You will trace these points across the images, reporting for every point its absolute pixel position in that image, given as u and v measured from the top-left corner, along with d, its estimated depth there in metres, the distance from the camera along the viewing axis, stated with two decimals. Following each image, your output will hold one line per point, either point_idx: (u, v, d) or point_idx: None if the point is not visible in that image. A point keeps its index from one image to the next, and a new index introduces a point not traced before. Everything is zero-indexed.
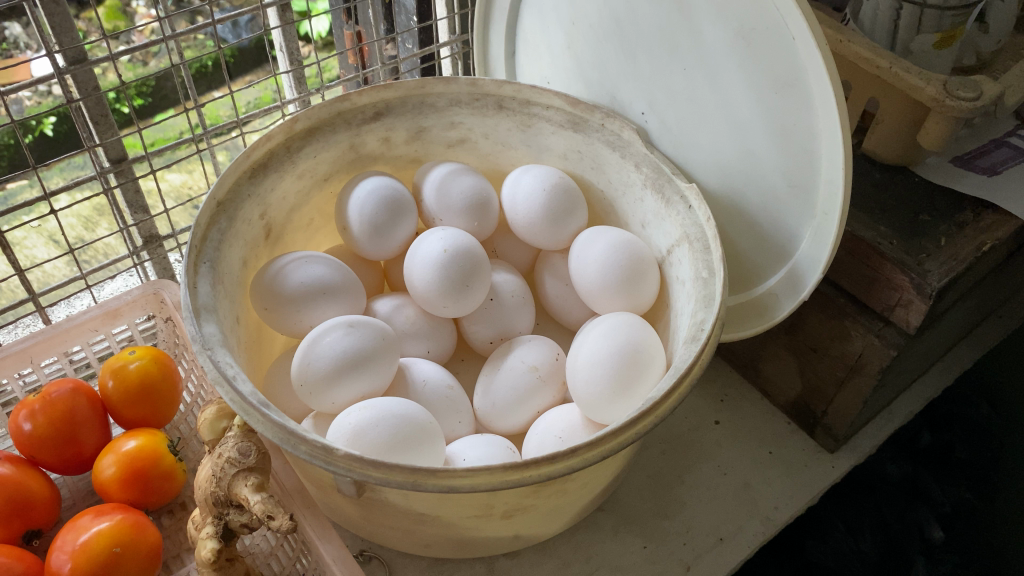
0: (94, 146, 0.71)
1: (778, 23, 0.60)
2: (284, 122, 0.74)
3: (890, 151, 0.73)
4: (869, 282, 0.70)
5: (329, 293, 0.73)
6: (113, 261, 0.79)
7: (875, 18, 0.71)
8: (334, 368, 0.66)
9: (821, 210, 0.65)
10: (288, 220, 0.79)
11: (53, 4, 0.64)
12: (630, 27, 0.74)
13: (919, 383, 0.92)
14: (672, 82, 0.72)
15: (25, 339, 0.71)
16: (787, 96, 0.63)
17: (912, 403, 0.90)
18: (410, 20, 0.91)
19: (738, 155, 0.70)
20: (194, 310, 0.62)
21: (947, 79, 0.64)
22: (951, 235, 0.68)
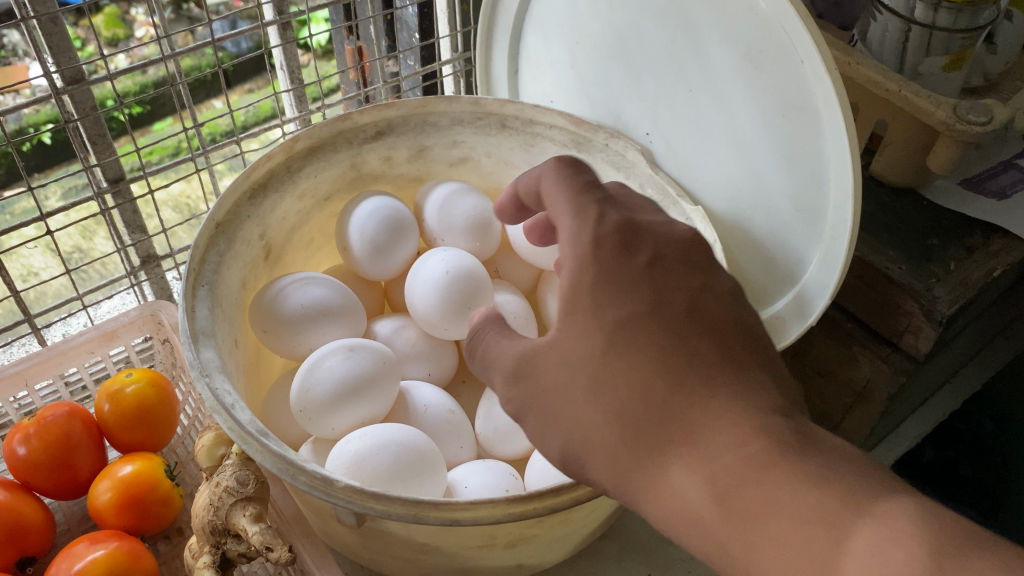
0: (91, 166, 0.70)
1: (786, 46, 0.59)
2: (284, 142, 0.73)
3: (899, 173, 0.72)
4: (878, 306, 0.69)
5: (330, 316, 0.72)
6: (110, 281, 0.78)
7: (883, 39, 0.70)
8: (334, 393, 0.65)
9: (829, 235, 0.64)
10: (288, 239, 0.79)
11: (51, 23, 0.63)
12: (635, 47, 0.73)
13: (930, 403, 0.92)
14: (678, 103, 0.71)
15: (20, 361, 0.70)
16: (795, 119, 0.62)
17: (920, 425, 0.90)
18: (411, 37, 0.91)
19: (746, 177, 0.69)
20: (192, 335, 0.61)
21: (957, 103, 0.63)
22: (961, 259, 0.68)
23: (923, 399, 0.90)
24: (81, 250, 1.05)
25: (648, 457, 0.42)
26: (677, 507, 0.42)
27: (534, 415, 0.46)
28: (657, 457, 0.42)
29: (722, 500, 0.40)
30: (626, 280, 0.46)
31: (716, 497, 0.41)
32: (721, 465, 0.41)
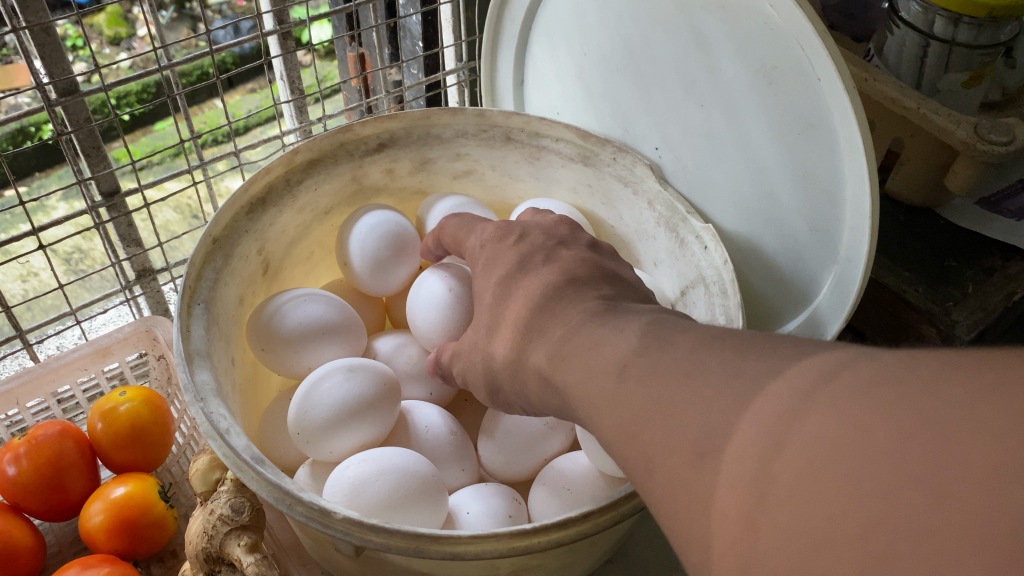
0: (85, 179, 0.68)
1: (802, 62, 0.57)
2: (284, 154, 0.71)
3: (915, 192, 0.70)
4: (894, 328, 0.69)
5: (328, 333, 0.71)
6: (104, 296, 0.76)
7: (900, 54, 0.68)
8: (332, 417, 0.64)
9: (844, 256, 0.61)
10: (287, 254, 0.77)
11: (43, 34, 0.61)
12: (644, 60, 0.71)
13: None
14: (687, 117, 0.69)
15: (11, 379, 0.68)
16: (809, 137, 0.60)
17: None
18: (415, 46, 0.89)
19: (757, 194, 0.67)
20: (186, 356, 0.59)
21: (978, 121, 0.61)
22: (979, 282, 0.66)
23: None
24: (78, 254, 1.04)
25: (518, 354, 0.48)
26: (540, 384, 0.46)
27: (473, 377, 0.56)
28: (520, 351, 0.48)
29: (550, 356, 0.44)
30: (492, 253, 0.58)
31: (548, 355, 0.44)
32: (554, 334, 0.45)
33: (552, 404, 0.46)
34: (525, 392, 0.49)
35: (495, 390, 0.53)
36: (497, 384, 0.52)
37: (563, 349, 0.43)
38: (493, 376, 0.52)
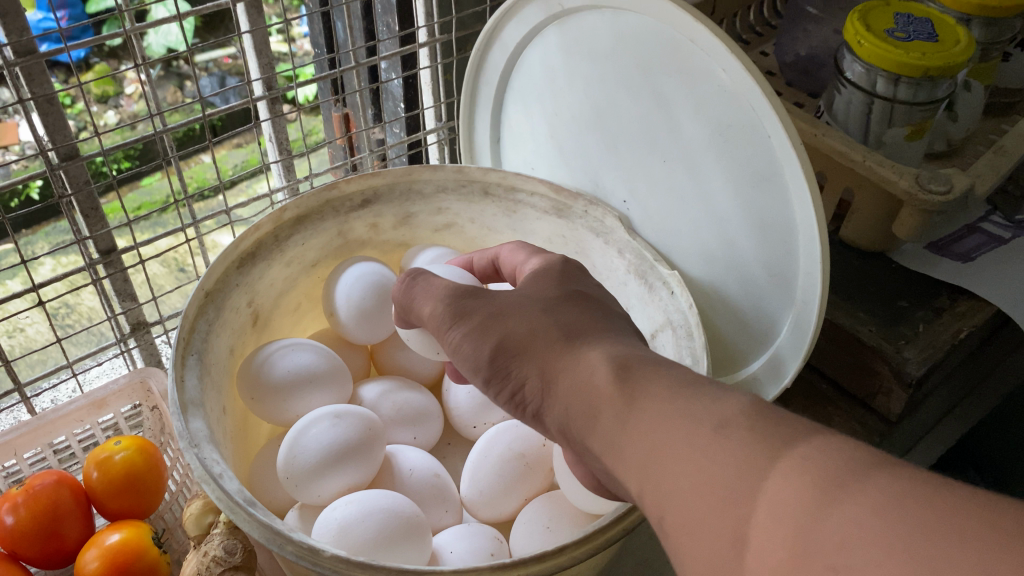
0: (84, 239, 0.72)
1: (754, 122, 0.62)
2: (273, 212, 0.75)
3: (867, 238, 0.75)
4: (852, 368, 0.72)
5: (317, 383, 0.74)
6: (99, 350, 0.79)
7: (848, 112, 0.73)
8: (321, 462, 0.67)
9: (801, 300, 0.65)
10: (275, 306, 0.80)
11: (47, 104, 0.65)
12: (611, 119, 0.76)
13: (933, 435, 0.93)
14: (653, 172, 0.74)
15: (10, 431, 0.71)
16: (764, 189, 0.64)
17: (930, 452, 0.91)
18: (397, 107, 0.94)
19: (719, 243, 0.71)
20: (181, 405, 0.62)
21: (919, 172, 0.66)
22: (929, 321, 0.70)
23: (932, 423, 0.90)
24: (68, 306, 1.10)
25: (557, 358, 0.48)
26: (571, 393, 0.46)
27: (464, 338, 0.52)
28: (566, 360, 0.48)
29: (616, 375, 0.44)
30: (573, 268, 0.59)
31: (613, 373, 0.45)
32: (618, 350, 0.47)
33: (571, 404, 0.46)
34: (545, 393, 0.48)
35: (490, 366, 0.50)
36: (499, 366, 0.50)
37: (635, 372, 0.44)
38: (498, 359, 0.50)
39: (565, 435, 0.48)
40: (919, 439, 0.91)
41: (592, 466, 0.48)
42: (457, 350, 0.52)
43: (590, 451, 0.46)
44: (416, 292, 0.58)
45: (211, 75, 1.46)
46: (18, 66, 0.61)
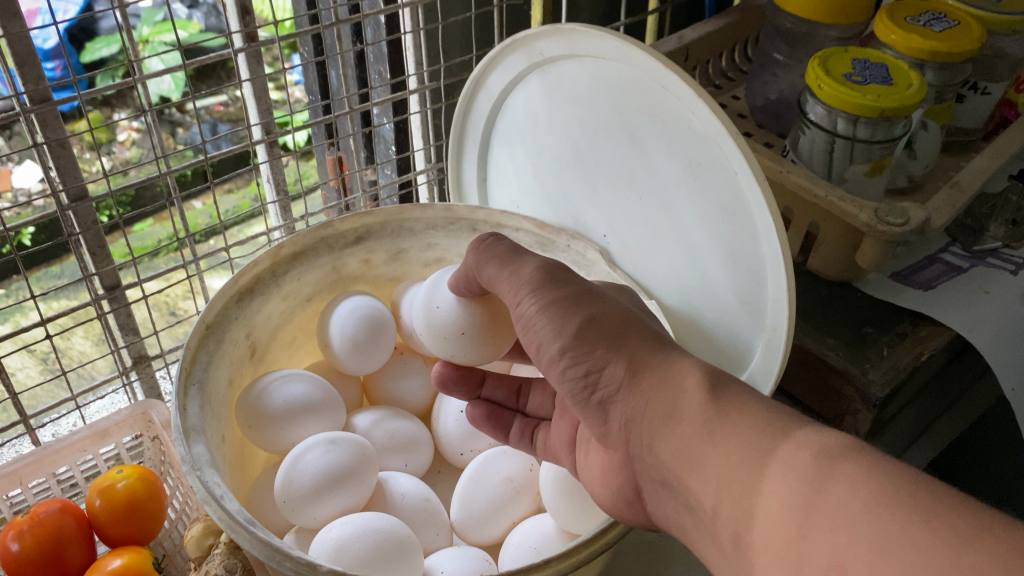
0: (91, 275, 0.76)
1: (721, 160, 0.66)
2: (270, 248, 0.79)
3: (833, 269, 0.79)
4: (821, 391, 0.76)
5: (312, 411, 0.77)
6: (101, 382, 0.82)
7: (812, 150, 0.78)
8: (317, 485, 0.70)
9: (770, 326, 0.69)
10: (272, 338, 0.83)
11: (60, 148, 0.69)
12: (590, 159, 0.80)
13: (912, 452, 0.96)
14: (631, 208, 0.79)
15: (16, 460, 0.74)
16: (733, 223, 0.68)
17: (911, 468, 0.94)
18: (388, 149, 0.99)
19: (694, 274, 0.75)
20: (183, 431, 0.65)
21: (878, 206, 0.70)
22: (892, 345, 0.75)
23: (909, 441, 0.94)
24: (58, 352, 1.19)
25: (645, 355, 0.55)
26: (653, 388, 0.53)
27: (551, 313, 0.57)
28: (658, 358, 0.54)
29: (708, 386, 0.51)
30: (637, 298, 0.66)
31: (705, 383, 0.51)
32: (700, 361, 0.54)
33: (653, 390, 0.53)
34: (628, 378, 0.54)
35: (576, 344, 0.56)
36: (583, 346, 0.55)
37: (726, 387, 0.50)
38: (587, 340, 0.56)
39: (630, 419, 0.55)
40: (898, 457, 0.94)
41: (643, 454, 0.55)
42: (538, 323, 0.58)
43: (655, 443, 0.53)
44: (510, 264, 0.62)
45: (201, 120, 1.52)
46: (34, 113, 0.65)
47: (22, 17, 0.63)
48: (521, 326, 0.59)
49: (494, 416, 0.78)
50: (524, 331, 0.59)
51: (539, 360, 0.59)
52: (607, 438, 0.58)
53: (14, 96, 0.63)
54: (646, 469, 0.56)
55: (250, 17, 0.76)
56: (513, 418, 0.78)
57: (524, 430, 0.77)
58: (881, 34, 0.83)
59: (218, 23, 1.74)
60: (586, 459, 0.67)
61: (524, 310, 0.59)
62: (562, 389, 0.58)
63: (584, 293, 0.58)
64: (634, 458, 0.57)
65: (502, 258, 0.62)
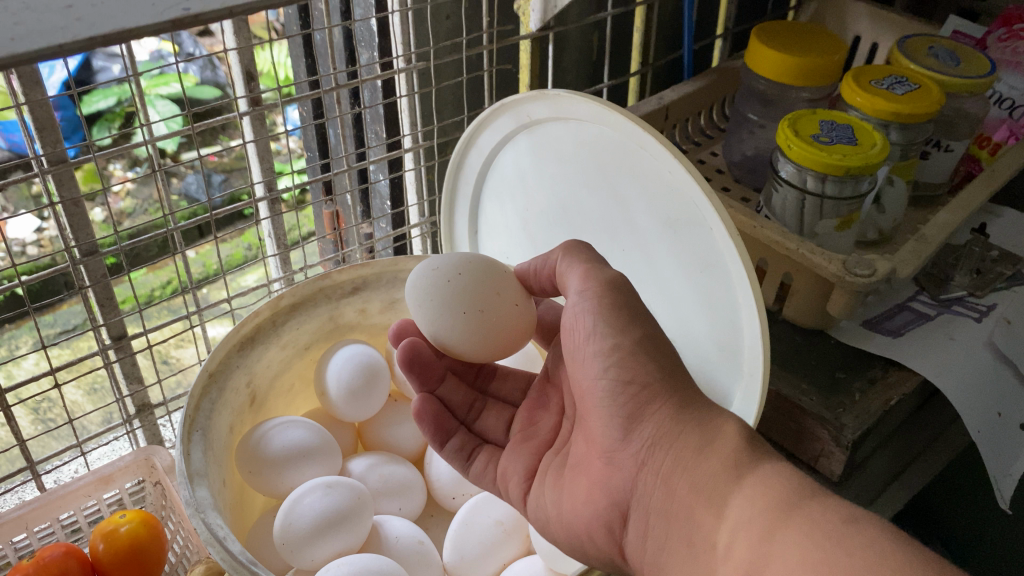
0: (99, 326, 0.79)
1: (698, 216, 0.71)
2: (270, 299, 0.83)
3: (807, 317, 0.83)
4: (796, 434, 0.79)
5: (310, 456, 0.80)
6: (106, 429, 0.85)
7: (784, 206, 0.83)
8: (315, 527, 0.72)
9: (745, 372, 0.73)
10: (271, 386, 0.87)
11: (74, 206, 0.73)
12: (576, 214, 0.85)
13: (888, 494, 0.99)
14: (615, 261, 0.83)
15: (22, 505, 0.76)
16: (709, 275, 0.72)
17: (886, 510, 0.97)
18: (384, 204, 1.03)
19: (676, 324, 0.79)
20: (188, 475, 0.68)
21: (846, 258, 0.75)
22: (864, 390, 0.79)
23: (885, 483, 0.97)
24: (50, 399, 1.24)
25: (687, 392, 0.62)
26: (688, 422, 0.59)
27: (617, 312, 0.64)
28: (706, 410, 0.60)
29: (745, 438, 0.58)
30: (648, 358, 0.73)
31: (744, 435, 0.58)
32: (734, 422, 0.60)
33: (691, 431, 0.59)
34: (678, 408, 0.60)
35: (633, 346, 0.62)
36: (639, 351, 0.62)
37: (762, 445, 0.57)
38: (643, 352, 0.62)
39: (655, 440, 0.60)
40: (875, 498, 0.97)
41: (653, 479, 0.60)
42: (599, 316, 0.64)
43: (674, 474, 0.58)
44: (589, 260, 0.67)
45: (194, 172, 1.58)
46: (52, 174, 0.69)
47: (43, 85, 0.68)
48: (576, 316, 0.66)
49: (444, 421, 0.77)
50: (582, 318, 0.65)
51: (587, 357, 0.65)
52: (615, 454, 0.63)
53: (33, 158, 0.67)
54: (645, 496, 0.60)
55: (255, 83, 0.81)
56: (457, 429, 0.78)
57: (463, 445, 0.78)
58: (847, 96, 0.89)
59: (213, 77, 1.80)
60: (550, 489, 0.70)
61: (589, 298, 0.65)
62: (595, 390, 0.64)
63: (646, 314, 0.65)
64: (636, 480, 0.61)
65: (584, 254, 0.68)
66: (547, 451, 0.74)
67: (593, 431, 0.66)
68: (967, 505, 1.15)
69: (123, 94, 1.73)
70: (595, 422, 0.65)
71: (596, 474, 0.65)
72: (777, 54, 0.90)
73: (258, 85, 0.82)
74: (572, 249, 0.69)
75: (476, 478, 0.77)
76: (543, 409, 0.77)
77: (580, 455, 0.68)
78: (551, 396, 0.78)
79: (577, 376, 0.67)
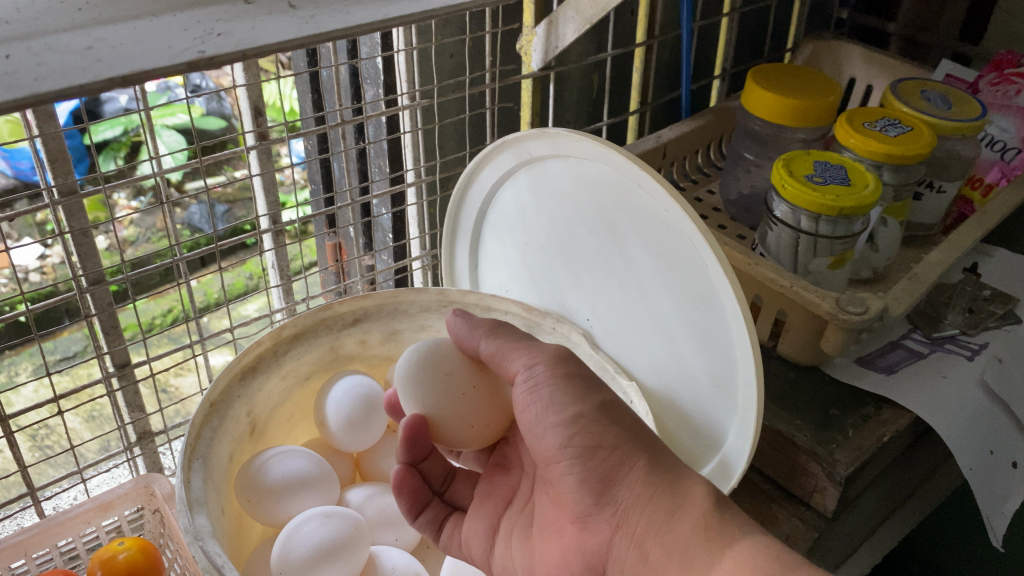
0: (104, 353, 0.80)
1: (694, 256, 0.72)
2: (272, 329, 0.84)
3: (802, 354, 0.84)
4: (789, 470, 0.80)
5: (307, 486, 0.81)
6: (107, 456, 0.86)
7: (779, 244, 0.84)
8: (311, 558, 0.73)
9: (741, 408, 0.74)
10: (271, 415, 0.88)
11: (82, 237, 0.75)
12: (574, 250, 0.87)
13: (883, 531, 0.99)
14: (612, 297, 0.84)
15: (22, 531, 0.77)
16: (705, 312, 0.74)
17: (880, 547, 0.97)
18: (386, 237, 1.05)
19: (671, 360, 0.80)
20: (187, 503, 0.69)
21: (839, 296, 0.76)
22: (857, 427, 0.80)
23: (880, 519, 0.96)
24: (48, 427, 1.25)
25: (653, 450, 0.64)
26: (659, 483, 0.62)
27: (570, 383, 0.65)
28: (672, 469, 0.63)
29: (712, 500, 0.60)
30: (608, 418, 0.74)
31: (711, 497, 0.60)
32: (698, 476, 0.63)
33: (659, 497, 0.61)
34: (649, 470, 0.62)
35: (594, 413, 0.64)
36: (601, 417, 0.64)
37: (729, 506, 0.59)
38: (604, 418, 0.64)
39: (629, 505, 0.62)
40: (870, 534, 0.96)
41: (627, 543, 0.62)
42: (554, 388, 0.65)
43: (647, 537, 0.60)
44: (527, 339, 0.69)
45: (198, 202, 1.60)
46: (63, 204, 0.71)
47: (57, 118, 0.70)
48: (529, 395, 0.66)
49: (420, 494, 0.77)
50: (536, 393, 0.65)
51: (544, 429, 0.65)
52: (589, 519, 0.64)
53: (45, 189, 0.69)
54: (622, 559, 0.62)
55: (263, 118, 0.83)
56: (429, 501, 0.78)
57: (435, 515, 0.78)
58: (841, 137, 0.90)
59: (218, 108, 1.83)
60: (519, 550, 0.72)
61: (539, 375, 0.66)
62: (558, 459, 0.65)
63: (594, 381, 0.67)
64: (611, 542, 0.63)
65: (513, 336, 0.69)
66: (505, 511, 0.76)
67: (562, 496, 0.67)
68: (963, 543, 1.15)
69: (129, 124, 1.76)
70: (561, 489, 0.66)
71: (569, 539, 0.66)
72: (773, 97, 0.92)
73: (265, 121, 0.84)
74: (496, 330, 0.70)
75: (447, 546, 0.77)
76: (504, 472, 0.78)
77: (546, 517, 0.70)
78: (509, 456, 0.78)
79: (534, 447, 0.67)
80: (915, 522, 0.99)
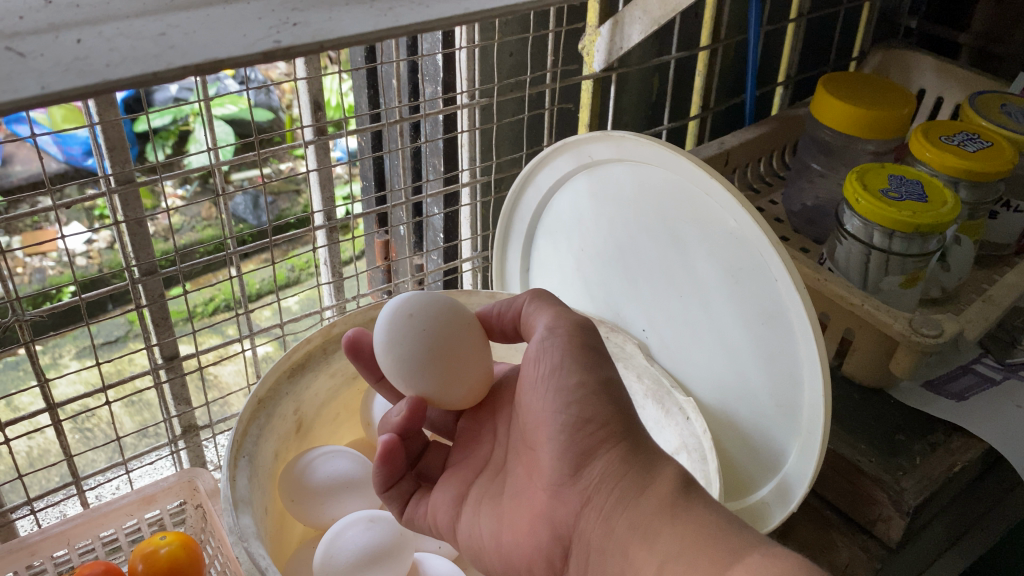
0: (154, 345, 0.79)
1: (762, 266, 0.69)
2: (323, 327, 0.82)
3: (867, 374, 0.81)
4: (852, 496, 0.77)
5: (351, 488, 0.79)
6: (152, 448, 0.85)
7: (849, 261, 0.81)
8: (354, 563, 0.71)
9: (804, 429, 0.71)
10: (317, 414, 0.86)
11: (137, 227, 0.74)
12: (632, 256, 0.84)
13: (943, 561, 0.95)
14: (670, 305, 0.82)
15: (66, 521, 0.76)
16: (771, 327, 0.70)
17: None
18: (437, 237, 1.04)
19: (731, 375, 0.77)
20: (233, 502, 0.68)
21: (912, 317, 0.73)
22: (924, 454, 0.77)
23: (940, 549, 0.92)
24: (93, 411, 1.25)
25: (639, 434, 0.59)
26: (635, 465, 0.57)
27: (584, 352, 0.61)
28: (650, 455, 0.58)
29: (681, 480, 0.56)
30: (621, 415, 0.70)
31: (680, 477, 0.56)
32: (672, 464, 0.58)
33: (630, 475, 0.57)
34: (634, 450, 0.58)
35: (597, 386, 0.59)
36: (601, 392, 0.59)
37: (698, 488, 0.56)
38: (602, 394, 0.59)
39: (603, 480, 0.57)
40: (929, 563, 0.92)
41: (595, 516, 0.57)
42: (568, 355, 0.60)
43: (615, 512, 0.56)
44: (560, 306, 0.65)
45: (245, 194, 1.60)
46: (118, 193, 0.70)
47: (118, 106, 0.68)
48: (540, 354, 0.62)
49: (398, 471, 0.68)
50: (548, 358, 0.61)
51: (544, 391, 0.61)
52: (560, 489, 0.59)
53: (101, 178, 0.68)
54: (588, 533, 0.57)
55: (321, 113, 0.81)
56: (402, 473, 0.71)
57: (404, 487, 0.70)
58: (916, 151, 0.87)
59: (265, 100, 1.83)
60: (487, 516, 0.66)
61: (558, 338, 0.61)
62: (549, 424, 0.60)
63: (596, 351, 0.62)
64: (578, 516, 0.58)
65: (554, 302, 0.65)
66: (477, 479, 0.70)
67: (540, 463, 0.62)
68: None
69: (178, 113, 1.77)
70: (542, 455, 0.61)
71: (538, 507, 0.61)
72: (845, 106, 0.89)
73: (322, 116, 0.82)
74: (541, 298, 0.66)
75: (411, 519, 0.70)
76: (476, 442, 0.72)
77: (521, 485, 0.65)
78: (481, 426, 0.72)
79: (532, 411, 0.63)
80: (977, 554, 0.95)
